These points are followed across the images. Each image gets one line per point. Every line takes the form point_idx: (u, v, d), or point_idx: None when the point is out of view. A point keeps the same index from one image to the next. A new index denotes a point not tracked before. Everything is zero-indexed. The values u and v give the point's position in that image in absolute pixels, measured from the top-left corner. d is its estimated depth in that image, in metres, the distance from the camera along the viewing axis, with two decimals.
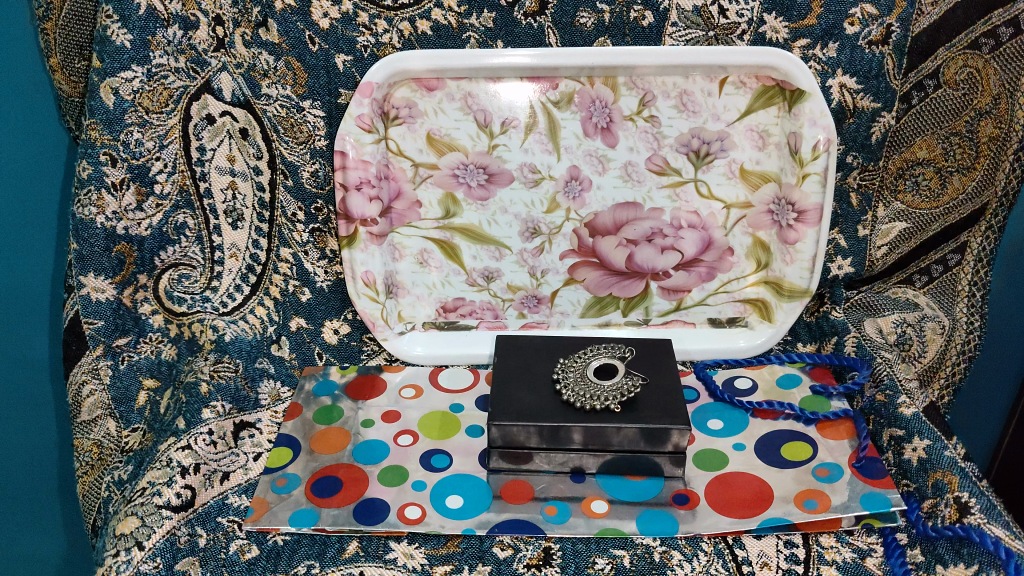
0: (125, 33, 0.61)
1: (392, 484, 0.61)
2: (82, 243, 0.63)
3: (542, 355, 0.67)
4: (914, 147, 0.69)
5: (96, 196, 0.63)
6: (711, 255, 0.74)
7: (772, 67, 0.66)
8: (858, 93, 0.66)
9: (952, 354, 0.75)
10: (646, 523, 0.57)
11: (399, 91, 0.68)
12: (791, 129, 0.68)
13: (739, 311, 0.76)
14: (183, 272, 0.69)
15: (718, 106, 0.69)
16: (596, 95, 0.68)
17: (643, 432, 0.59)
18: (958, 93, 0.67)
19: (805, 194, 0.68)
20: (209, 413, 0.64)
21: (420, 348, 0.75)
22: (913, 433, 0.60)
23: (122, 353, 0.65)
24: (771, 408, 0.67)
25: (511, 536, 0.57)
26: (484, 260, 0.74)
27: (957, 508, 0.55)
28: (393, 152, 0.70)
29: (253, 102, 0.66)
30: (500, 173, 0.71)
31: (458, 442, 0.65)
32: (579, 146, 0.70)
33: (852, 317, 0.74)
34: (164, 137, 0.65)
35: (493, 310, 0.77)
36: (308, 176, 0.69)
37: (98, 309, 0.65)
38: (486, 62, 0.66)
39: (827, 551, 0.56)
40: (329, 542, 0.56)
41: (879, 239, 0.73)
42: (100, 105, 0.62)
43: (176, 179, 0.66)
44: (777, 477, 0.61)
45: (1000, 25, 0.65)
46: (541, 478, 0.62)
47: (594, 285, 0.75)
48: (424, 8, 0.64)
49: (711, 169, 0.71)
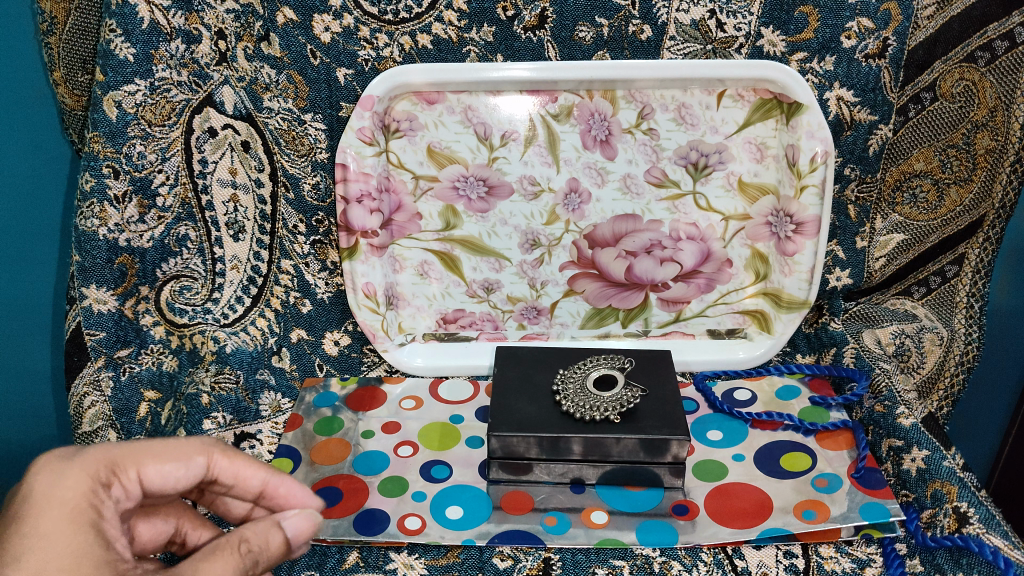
0: (127, 47, 0.61)
1: (393, 494, 0.61)
2: (84, 255, 0.64)
3: (541, 366, 0.67)
4: (911, 159, 0.70)
5: (98, 209, 0.63)
6: (711, 266, 0.74)
7: (769, 80, 0.66)
8: (855, 106, 0.67)
9: (951, 366, 0.75)
10: (646, 533, 0.57)
11: (399, 105, 0.69)
12: (789, 142, 0.69)
13: (738, 322, 0.77)
14: (184, 284, 0.70)
15: (716, 120, 0.69)
16: (595, 108, 0.69)
17: (644, 443, 0.60)
18: (955, 106, 0.68)
19: (803, 207, 0.69)
20: (209, 424, 0.67)
21: (420, 359, 0.75)
22: (911, 444, 0.61)
23: (123, 365, 0.66)
24: (771, 419, 0.68)
25: (511, 546, 0.57)
26: (484, 272, 0.75)
27: (956, 517, 0.55)
28: (393, 165, 0.70)
29: (255, 115, 0.67)
30: (500, 185, 0.72)
31: (458, 454, 0.65)
32: (579, 158, 0.71)
33: (850, 328, 0.75)
34: (166, 150, 0.65)
35: (493, 322, 0.77)
36: (309, 189, 0.70)
37: (101, 320, 0.65)
38: (486, 76, 0.66)
39: (827, 562, 0.56)
40: (329, 553, 0.57)
41: (878, 250, 0.74)
42: (103, 118, 0.62)
43: (178, 192, 0.67)
44: (777, 488, 0.61)
45: (995, 38, 0.65)
46: (541, 489, 0.62)
47: (593, 296, 0.76)
48: (424, 23, 0.65)
49: (710, 181, 0.72)
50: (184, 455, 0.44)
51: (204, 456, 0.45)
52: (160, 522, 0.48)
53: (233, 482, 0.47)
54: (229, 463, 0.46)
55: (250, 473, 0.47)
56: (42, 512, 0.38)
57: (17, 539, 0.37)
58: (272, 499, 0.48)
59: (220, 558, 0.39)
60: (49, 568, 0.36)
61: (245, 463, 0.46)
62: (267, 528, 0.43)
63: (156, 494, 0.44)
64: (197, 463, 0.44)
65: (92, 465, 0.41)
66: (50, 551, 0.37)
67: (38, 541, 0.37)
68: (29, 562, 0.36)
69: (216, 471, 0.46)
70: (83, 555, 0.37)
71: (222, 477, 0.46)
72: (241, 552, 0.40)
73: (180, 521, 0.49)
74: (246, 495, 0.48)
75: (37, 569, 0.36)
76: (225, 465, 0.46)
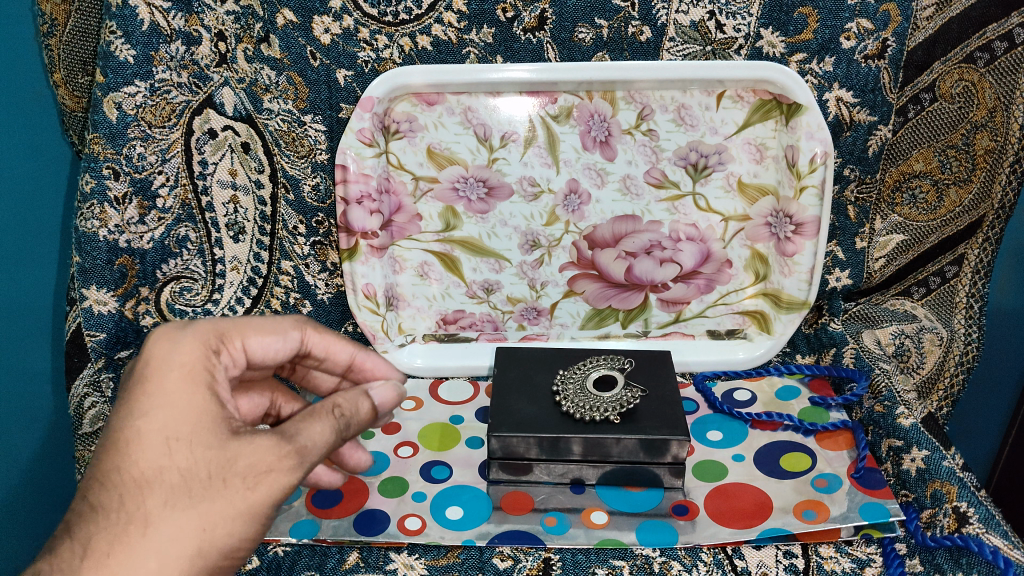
0: (128, 49, 0.61)
1: (393, 495, 0.61)
2: (84, 256, 0.64)
3: (541, 366, 0.67)
4: (911, 160, 0.70)
5: (99, 210, 0.64)
6: (710, 267, 0.75)
7: (770, 81, 0.66)
8: (855, 107, 0.67)
9: (951, 366, 0.75)
10: (646, 533, 0.57)
11: (400, 106, 0.69)
12: (789, 143, 0.69)
13: (738, 323, 0.77)
14: (184, 284, 0.70)
15: (716, 120, 0.69)
16: (594, 109, 0.69)
17: (644, 443, 0.60)
18: (954, 107, 0.68)
19: (803, 207, 0.69)
20: None
21: (420, 359, 0.75)
22: (911, 444, 0.61)
23: (123, 366, 0.67)
24: (771, 419, 0.68)
25: (511, 547, 0.57)
26: (484, 273, 0.75)
27: (956, 517, 0.55)
28: (393, 166, 0.70)
29: (255, 116, 0.67)
30: (500, 186, 0.72)
31: (458, 454, 0.65)
32: (578, 159, 0.71)
33: (850, 329, 0.75)
34: (166, 152, 0.66)
35: (493, 322, 0.77)
36: (309, 189, 0.70)
37: (100, 321, 0.65)
38: (486, 78, 0.66)
39: (827, 562, 0.56)
40: (329, 553, 0.57)
41: (877, 251, 0.74)
42: (103, 120, 0.63)
43: (178, 193, 0.67)
44: (777, 488, 0.61)
45: (994, 39, 0.65)
46: (541, 489, 0.62)
47: (593, 297, 0.76)
48: (424, 24, 0.65)
49: (710, 182, 0.72)
50: (282, 329, 0.51)
51: (298, 331, 0.52)
52: (257, 398, 0.56)
53: (325, 356, 0.54)
54: (320, 338, 0.53)
55: (339, 347, 0.54)
56: (163, 375, 0.42)
57: (146, 397, 0.42)
58: (358, 372, 0.57)
59: (318, 418, 0.44)
60: (178, 420, 0.41)
61: (333, 339, 0.54)
62: (357, 397, 0.47)
63: (258, 364, 0.51)
64: (293, 336, 0.51)
65: (204, 335, 0.45)
66: (176, 407, 0.41)
67: (163, 399, 0.42)
68: (158, 416, 0.41)
69: (308, 344, 0.53)
70: (205, 409, 0.42)
71: (313, 350, 0.53)
72: (336, 415, 0.45)
73: (274, 396, 0.57)
74: (335, 368, 0.56)
75: (165, 420, 0.41)
76: (316, 340, 0.53)
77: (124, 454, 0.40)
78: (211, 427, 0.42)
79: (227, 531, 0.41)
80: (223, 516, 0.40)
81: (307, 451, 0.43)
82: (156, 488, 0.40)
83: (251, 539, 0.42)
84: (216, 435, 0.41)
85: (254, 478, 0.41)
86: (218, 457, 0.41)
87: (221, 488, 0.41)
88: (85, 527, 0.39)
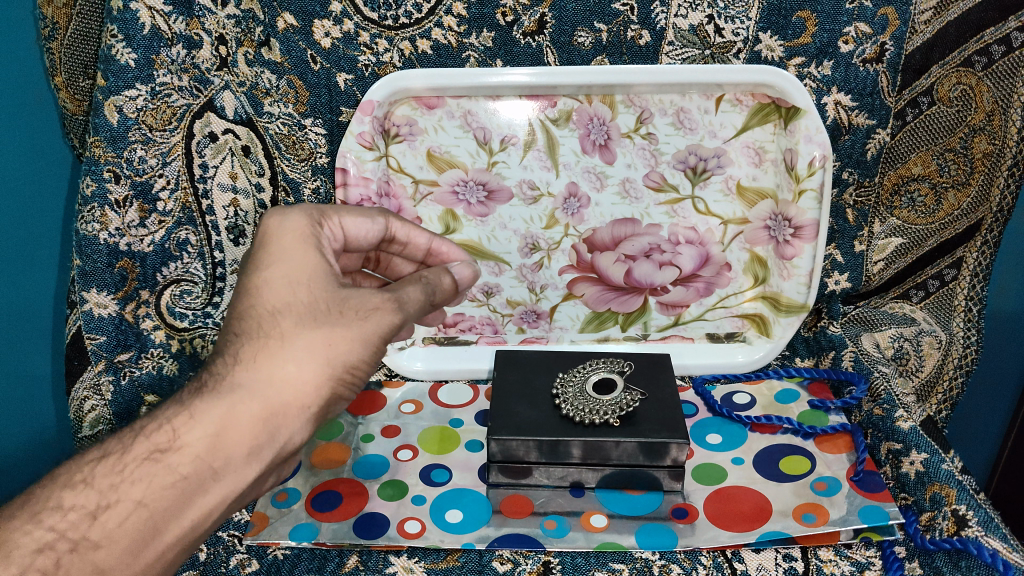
0: (129, 52, 0.62)
1: (393, 498, 0.61)
2: (85, 259, 0.65)
3: (541, 369, 0.67)
4: (909, 163, 0.70)
5: (99, 213, 0.64)
6: (710, 270, 0.75)
7: (767, 85, 0.66)
8: (853, 111, 0.67)
9: (949, 369, 0.76)
10: (646, 537, 0.58)
11: (399, 109, 0.69)
12: (787, 146, 0.69)
13: (737, 326, 0.77)
14: (185, 288, 0.69)
15: (715, 124, 0.69)
16: (594, 113, 0.69)
17: (643, 446, 0.60)
18: (952, 110, 0.68)
19: (802, 210, 0.69)
20: None
21: (420, 363, 0.75)
22: (910, 447, 0.61)
23: (124, 369, 0.67)
24: (770, 422, 0.68)
25: (511, 550, 0.57)
26: (484, 276, 0.75)
27: (955, 520, 0.55)
28: (393, 169, 0.71)
29: (255, 120, 0.67)
30: (500, 190, 0.72)
31: (458, 457, 0.65)
32: (578, 163, 0.71)
33: (849, 332, 0.76)
34: (167, 155, 0.65)
35: (493, 325, 0.77)
36: (309, 193, 0.70)
37: (101, 324, 0.66)
38: (485, 81, 0.66)
39: (826, 565, 0.56)
40: (329, 557, 0.57)
41: (875, 254, 0.74)
42: (104, 123, 0.63)
43: (178, 197, 0.67)
44: (777, 491, 0.61)
45: (992, 43, 0.65)
46: (541, 492, 0.62)
47: (593, 300, 0.76)
48: (424, 28, 0.65)
49: (709, 186, 0.72)
50: (371, 214, 0.56)
51: (384, 218, 0.58)
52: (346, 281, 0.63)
53: (407, 241, 0.60)
54: (402, 225, 0.59)
55: (417, 234, 0.60)
56: (280, 238, 0.48)
57: (267, 255, 0.47)
58: (436, 257, 0.62)
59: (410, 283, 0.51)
60: (298, 268, 0.47)
61: (413, 227, 0.60)
62: (440, 272, 0.54)
63: (354, 246, 0.56)
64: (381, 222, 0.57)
65: (308, 210, 0.51)
66: (295, 259, 0.47)
67: (283, 254, 0.47)
68: (280, 266, 0.47)
69: (392, 231, 0.59)
70: (318, 263, 0.48)
71: (397, 236, 0.59)
72: (423, 283, 0.52)
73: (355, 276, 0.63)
74: (415, 254, 0.61)
75: (287, 268, 0.47)
76: (399, 228, 0.59)
77: (256, 293, 0.46)
78: (325, 275, 0.47)
79: (351, 351, 0.46)
80: (345, 337, 0.46)
81: (405, 302, 0.49)
82: (286, 315, 0.45)
83: (364, 368, 0.47)
84: (330, 281, 0.47)
85: (365, 313, 0.47)
86: (334, 296, 0.47)
87: (338, 317, 0.46)
88: (232, 345, 0.45)
